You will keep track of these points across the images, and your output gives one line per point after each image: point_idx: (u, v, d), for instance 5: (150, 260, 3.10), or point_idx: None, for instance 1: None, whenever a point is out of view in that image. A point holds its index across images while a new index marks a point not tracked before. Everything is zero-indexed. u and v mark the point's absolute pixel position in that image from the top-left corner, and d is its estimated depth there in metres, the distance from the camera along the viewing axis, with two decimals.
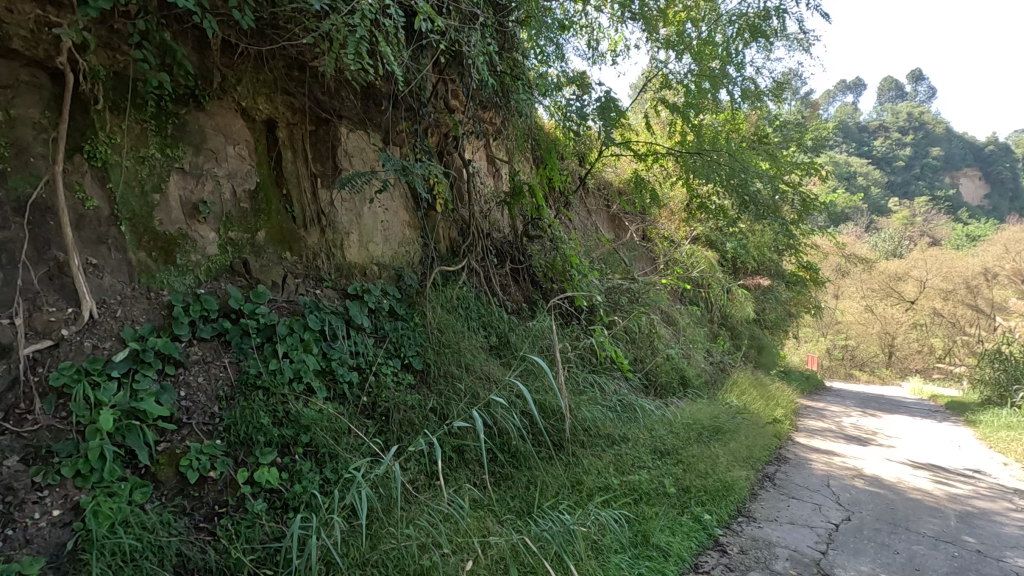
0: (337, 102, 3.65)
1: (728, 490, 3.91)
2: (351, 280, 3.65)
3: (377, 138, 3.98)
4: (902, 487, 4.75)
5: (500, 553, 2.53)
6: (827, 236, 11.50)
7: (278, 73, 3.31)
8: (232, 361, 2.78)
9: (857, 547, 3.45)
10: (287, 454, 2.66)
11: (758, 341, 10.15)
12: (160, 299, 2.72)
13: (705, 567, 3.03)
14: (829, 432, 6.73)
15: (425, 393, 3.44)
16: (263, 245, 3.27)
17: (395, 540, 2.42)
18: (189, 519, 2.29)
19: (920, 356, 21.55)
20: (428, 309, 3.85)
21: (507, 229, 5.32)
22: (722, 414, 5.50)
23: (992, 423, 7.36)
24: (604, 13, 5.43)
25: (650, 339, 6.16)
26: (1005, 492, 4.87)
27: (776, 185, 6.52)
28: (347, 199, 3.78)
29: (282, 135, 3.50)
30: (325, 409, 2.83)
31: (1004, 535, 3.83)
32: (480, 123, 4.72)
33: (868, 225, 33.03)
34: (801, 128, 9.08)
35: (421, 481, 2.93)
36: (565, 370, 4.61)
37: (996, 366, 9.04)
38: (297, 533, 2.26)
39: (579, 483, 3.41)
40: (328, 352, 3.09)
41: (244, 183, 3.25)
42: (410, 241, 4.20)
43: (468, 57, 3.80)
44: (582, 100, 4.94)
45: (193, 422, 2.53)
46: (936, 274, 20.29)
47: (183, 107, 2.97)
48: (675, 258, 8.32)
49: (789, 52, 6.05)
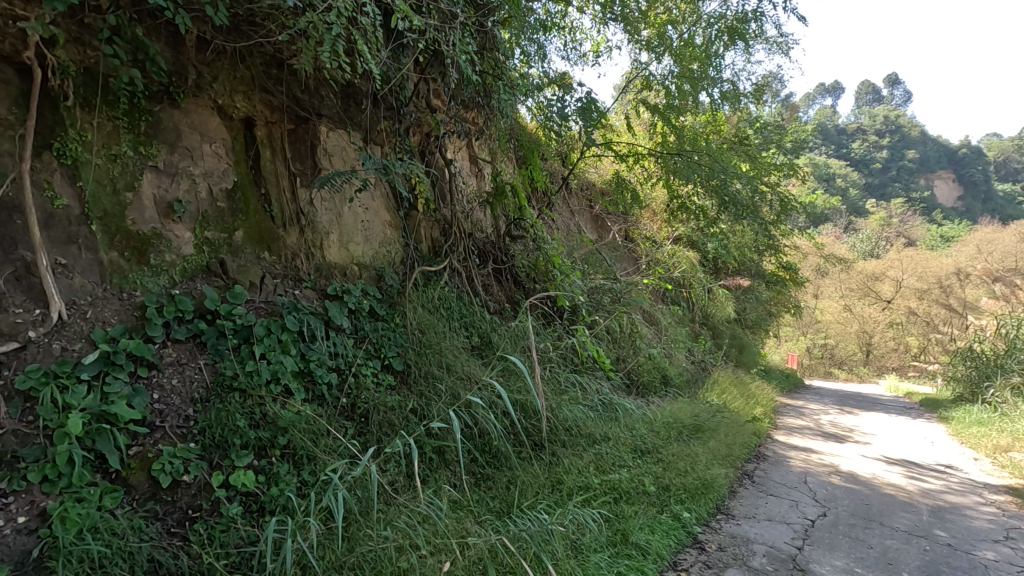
0: (316, 101, 3.55)
1: (707, 488, 3.95)
2: (331, 281, 3.61)
3: (358, 137, 3.95)
4: (877, 483, 4.83)
5: (479, 554, 2.53)
6: (806, 237, 11.65)
7: (256, 70, 3.22)
8: (208, 363, 2.74)
9: (832, 542, 3.50)
10: (264, 456, 2.63)
11: (738, 340, 10.26)
12: (133, 300, 2.67)
13: (684, 565, 3.05)
14: (807, 429, 6.83)
15: (405, 394, 3.42)
16: (240, 245, 3.22)
17: (372, 542, 2.40)
18: (161, 524, 2.25)
19: (896, 355, 21.93)
20: (409, 310, 3.83)
21: (490, 229, 5.31)
22: (703, 412, 5.55)
23: (963, 419, 7.53)
24: (586, 13, 5.44)
25: (632, 338, 6.20)
26: (976, 486, 4.98)
27: (754, 185, 6.60)
28: (327, 198, 3.75)
29: (260, 134, 3.45)
30: (303, 410, 2.80)
31: (973, 530, 3.91)
32: (461, 123, 4.71)
33: (847, 226, 33.53)
34: (781, 130, 9.18)
35: (400, 482, 2.92)
36: (547, 370, 4.62)
37: (968, 364, 9.25)
38: (272, 536, 2.23)
39: (559, 483, 3.43)
40: (307, 353, 3.06)
41: (220, 182, 3.20)
42: (391, 241, 4.17)
43: (447, 56, 3.78)
44: (563, 100, 4.94)
45: (166, 425, 2.48)
46: (913, 274, 20.66)
47: (157, 104, 2.92)
48: (656, 259, 8.37)
49: (768, 55, 6.11)
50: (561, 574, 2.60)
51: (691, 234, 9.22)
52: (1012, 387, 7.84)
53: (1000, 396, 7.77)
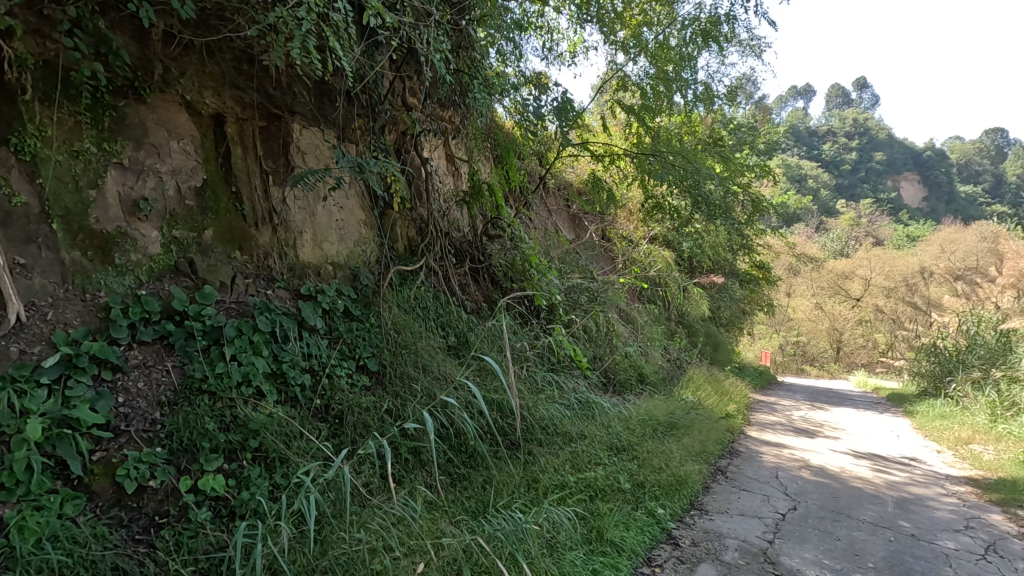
0: (288, 98, 3.43)
1: (681, 484, 4.00)
2: (304, 280, 3.53)
3: (332, 135, 3.87)
4: (846, 476, 4.95)
5: (453, 554, 2.52)
6: (778, 237, 11.88)
7: (226, 66, 3.10)
8: (176, 366, 2.66)
9: (802, 534, 3.58)
10: (234, 460, 2.58)
11: (713, 338, 10.43)
12: (96, 301, 2.57)
13: (658, 560, 3.08)
14: (779, 425, 6.96)
15: (380, 395, 3.38)
16: (210, 244, 3.13)
17: (345, 545, 2.36)
18: (125, 531, 2.19)
19: (865, 351, 23.01)
20: (384, 309, 3.77)
21: (467, 228, 5.28)
22: (678, 410, 5.62)
23: (927, 413, 7.77)
24: (563, 14, 5.45)
25: (608, 337, 6.24)
26: (938, 478, 5.14)
27: (727, 186, 6.68)
28: (301, 196, 3.66)
29: (231, 131, 3.36)
30: (275, 413, 2.74)
31: (936, 520, 4.04)
32: (437, 122, 4.67)
33: (817, 225, 34.27)
34: (754, 131, 9.32)
35: (374, 484, 2.89)
36: (524, 369, 4.62)
37: (932, 360, 9.55)
38: (242, 541, 2.19)
39: (534, 482, 3.43)
40: (279, 354, 2.99)
41: (189, 180, 3.10)
42: (366, 240, 4.10)
43: (422, 55, 3.73)
44: (539, 100, 4.93)
45: (132, 430, 2.40)
46: (880, 272, 21.21)
47: (122, 99, 2.83)
48: (632, 258, 8.46)
49: (741, 57, 6.20)
50: (536, 573, 2.60)
51: (666, 234, 9.32)
52: (972, 382, 8.11)
53: (962, 390, 8.05)
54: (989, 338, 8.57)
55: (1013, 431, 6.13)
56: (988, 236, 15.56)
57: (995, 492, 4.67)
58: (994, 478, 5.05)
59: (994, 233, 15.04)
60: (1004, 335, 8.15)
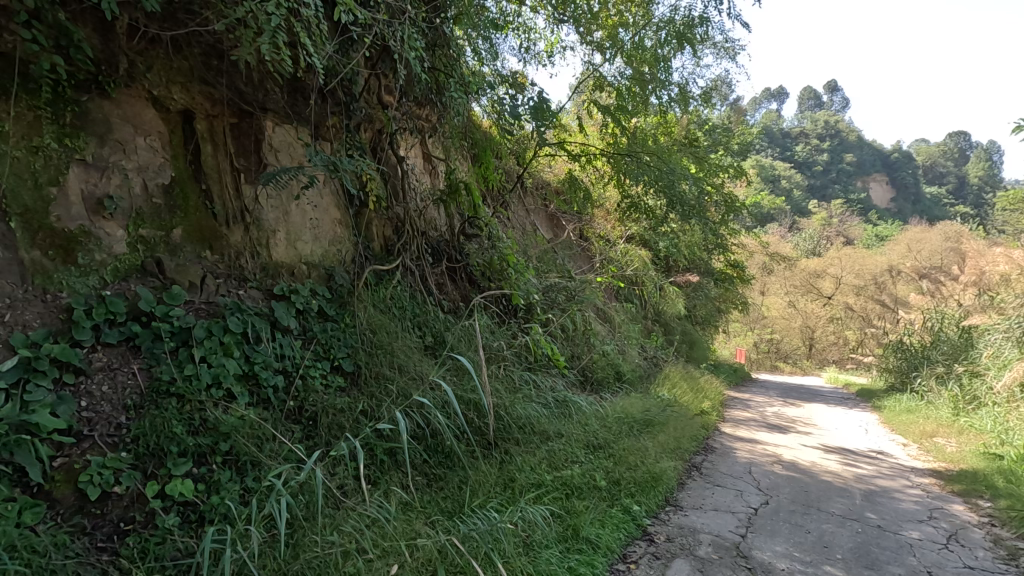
0: (260, 95, 3.37)
1: (656, 481, 4.03)
2: (278, 280, 3.44)
3: (305, 132, 3.78)
4: (816, 470, 5.05)
5: (428, 555, 2.49)
6: (752, 236, 12.09)
7: (195, 61, 3.02)
8: (143, 368, 2.56)
9: (773, 528, 3.64)
10: (204, 463, 2.51)
11: (688, 336, 10.57)
12: (58, 301, 2.46)
13: (633, 557, 3.10)
14: (752, 421, 7.09)
15: (355, 396, 3.33)
16: (179, 244, 3.03)
17: (317, 548, 2.33)
18: (88, 539, 2.12)
19: (836, 348, 23.62)
20: (360, 310, 3.71)
21: (444, 227, 5.24)
22: (654, 407, 5.67)
23: (894, 408, 8.00)
24: (540, 13, 5.44)
25: (586, 335, 6.27)
26: (903, 470, 5.29)
27: (702, 186, 6.74)
28: (274, 195, 3.57)
29: (201, 127, 3.26)
30: (246, 415, 2.68)
31: (901, 511, 4.15)
32: (413, 120, 4.62)
33: (790, 225, 34.90)
34: (729, 132, 9.44)
35: (349, 485, 2.84)
36: (501, 369, 4.61)
37: (900, 356, 9.80)
38: (210, 547, 2.14)
39: (511, 482, 3.41)
40: (251, 355, 2.92)
41: (156, 177, 3.00)
42: (342, 240, 4.00)
43: (396, 52, 3.69)
44: (516, 99, 4.91)
45: (95, 434, 2.32)
46: (850, 271, 21.73)
47: (85, 94, 2.72)
48: (610, 258, 8.53)
49: (716, 60, 6.28)
50: (511, 573, 2.59)
51: (643, 233, 9.39)
52: (937, 377, 8.35)
53: (927, 384, 8.30)
54: (952, 334, 8.85)
55: (974, 424, 6.33)
56: (951, 235, 16.04)
57: (957, 483, 4.82)
58: (956, 470, 5.21)
59: (957, 233, 15.51)
60: (966, 331, 8.42)
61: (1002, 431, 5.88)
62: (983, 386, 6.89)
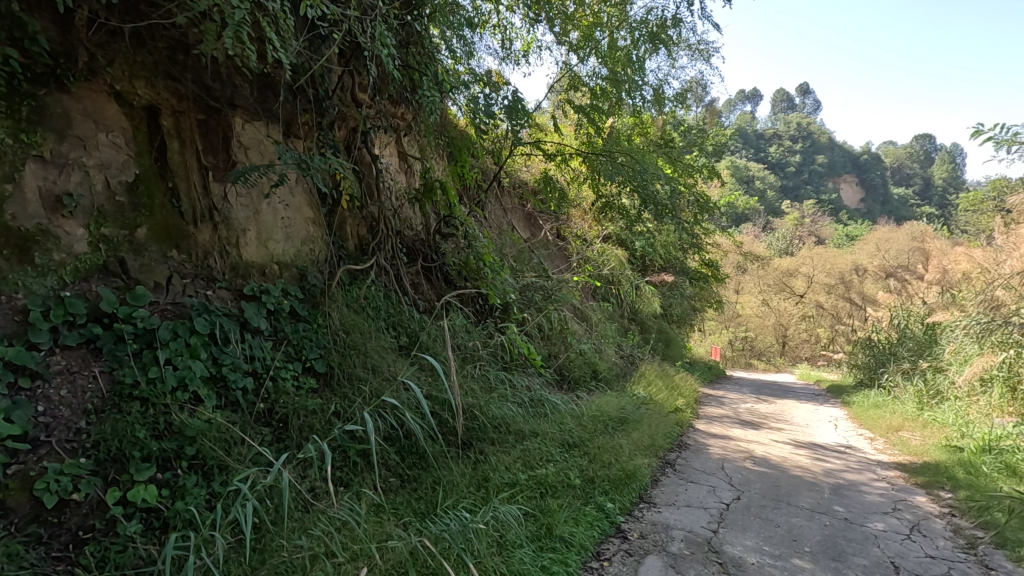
0: (229, 91, 3.27)
1: (630, 478, 4.05)
2: (247, 280, 3.34)
3: (276, 130, 3.67)
4: (786, 465, 5.14)
5: (398, 557, 2.45)
6: (726, 235, 12.25)
7: (159, 55, 2.92)
8: (104, 371, 2.45)
9: (744, 523, 3.68)
10: (169, 468, 2.43)
11: (664, 335, 10.68)
12: (13, 303, 2.32)
13: (606, 554, 3.10)
14: (726, 417, 7.19)
15: (326, 397, 3.26)
16: (143, 243, 2.92)
17: (284, 553, 2.28)
18: (44, 549, 2.03)
19: (808, 345, 24.14)
20: (332, 310, 3.63)
21: (419, 226, 5.17)
22: (629, 405, 5.70)
23: (862, 403, 8.21)
24: (516, 13, 5.41)
25: (562, 334, 6.26)
26: (870, 464, 5.41)
27: (676, 186, 6.79)
28: (243, 193, 3.45)
29: (167, 123, 3.12)
30: (213, 418, 2.61)
31: (867, 503, 4.25)
32: (386, 117, 4.55)
33: (763, 225, 35.49)
34: (705, 133, 9.51)
35: (319, 488, 2.79)
36: (477, 368, 4.57)
37: (869, 352, 10.04)
38: (172, 554, 2.09)
39: (485, 481, 3.37)
40: (219, 357, 2.83)
41: (119, 174, 2.88)
42: (315, 239, 3.88)
43: (368, 49, 3.61)
44: (491, 98, 4.86)
45: (53, 440, 2.21)
46: (821, 270, 22.18)
47: (42, 87, 2.59)
48: (586, 257, 8.65)
49: (690, 61, 6.33)
50: (483, 573, 2.56)
51: (620, 234, 9.43)
52: (903, 372, 8.58)
53: (893, 380, 8.53)
54: (917, 331, 9.11)
55: (936, 417, 6.51)
56: (915, 235, 16.52)
57: (920, 476, 4.95)
58: (919, 463, 5.35)
59: (920, 233, 15.94)
60: (930, 328, 8.66)
61: (962, 424, 6.06)
62: (946, 381, 7.10)
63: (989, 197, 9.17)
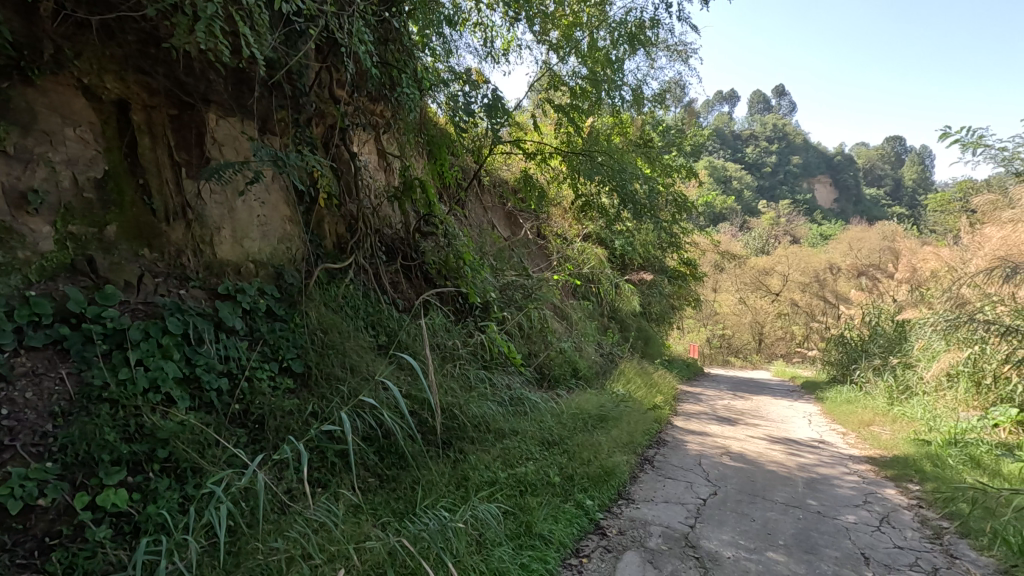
0: (202, 85, 3.20)
1: (609, 475, 4.07)
2: (222, 279, 3.26)
3: (251, 126, 3.59)
4: (762, 460, 5.23)
5: (376, 557, 2.43)
6: (703, 234, 12.40)
7: (130, 49, 2.84)
8: (72, 373, 2.38)
9: (721, 517, 3.73)
10: (140, 471, 2.37)
11: (643, 333, 10.77)
12: None
13: (585, 551, 3.12)
14: (704, 414, 7.28)
15: (304, 397, 3.21)
16: (113, 241, 2.83)
17: (259, 556, 2.25)
18: (8, 556, 1.95)
19: (783, 342, 24.60)
20: (310, 309, 3.57)
21: (399, 224, 5.12)
22: (608, 402, 5.74)
23: (835, 399, 8.39)
24: (496, 11, 5.39)
25: (542, 333, 6.27)
26: (842, 458, 5.53)
27: (654, 186, 6.85)
28: (218, 190, 3.37)
29: (138, 118, 3.04)
30: (187, 420, 2.55)
31: (839, 496, 4.35)
32: (364, 114, 4.50)
33: (740, 225, 35.99)
34: (684, 133, 9.60)
35: (296, 489, 2.74)
36: (457, 367, 4.55)
37: (842, 349, 10.26)
38: (143, 559, 2.04)
39: (465, 480, 3.36)
40: (193, 357, 2.76)
41: (87, 170, 2.80)
42: (292, 237, 3.81)
43: (345, 45, 3.55)
44: (470, 95, 4.83)
45: (18, 444, 2.13)
46: (796, 269, 22.55)
47: (6, 81, 2.50)
48: (566, 256, 8.68)
49: (669, 62, 6.37)
50: (462, 573, 2.55)
51: (600, 232, 9.48)
52: (874, 369, 8.79)
53: (865, 376, 8.73)
54: (887, 328, 9.33)
55: (906, 413, 6.69)
56: (885, 235, 16.93)
57: (890, 469, 5.08)
58: (889, 456, 5.48)
59: (889, 232, 16.34)
60: (900, 325, 8.88)
61: (930, 418, 6.24)
62: (915, 377, 7.29)
63: (956, 198, 9.43)
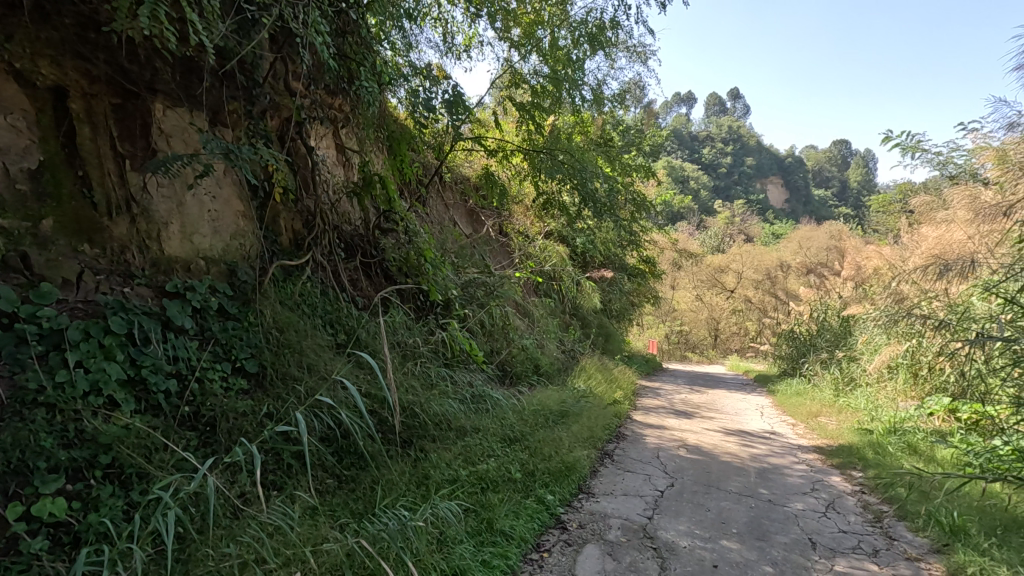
0: (147, 74, 3.06)
1: (570, 470, 4.10)
2: (170, 276, 3.12)
3: (201, 117, 3.43)
4: (717, 452, 5.37)
5: (334, 559, 2.37)
6: (661, 232, 12.65)
7: (67, 33, 2.69)
8: (4, 376, 2.22)
9: (677, 508, 3.81)
10: (79, 478, 2.24)
11: (604, 330, 10.91)
12: None
13: (546, 546, 3.13)
14: (662, 408, 7.44)
15: (258, 398, 3.11)
16: (50, 235, 2.67)
17: (210, 563, 2.16)
18: None
19: (737, 337, 25.37)
20: (264, 307, 3.45)
21: (358, 220, 5.03)
22: (569, 398, 5.78)
23: (786, 392, 8.70)
24: (457, 7, 5.34)
25: (504, 330, 6.27)
26: (792, 448, 5.74)
27: (614, 184, 6.93)
28: (165, 183, 3.22)
29: (76, 107, 2.87)
30: (132, 423, 2.43)
31: (789, 485, 4.50)
32: (321, 106, 4.38)
33: (697, 224, 36.85)
34: (644, 133, 9.76)
35: (249, 493, 2.65)
36: (418, 365, 4.50)
37: (793, 343, 10.64)
38: (84, 570, 1.93)
39: (425, 479, 3.32)
40: (138, 358, 2.63)
41: (19, 161, 2.62)
42: (245, 233, 3.68)
43: (301, 35, 3.43)
44: (431, 91, 4.77)
45: None
46: (750, 267, 23.29)
47: None
48: (528, 253, 8.71)
49: (628, 62, 6.45)
50: (422, 572, 2.52)
51: (561, 230, 9.55)
52: (821, 362, 9.16)
53: (813, 369, 9.07)
54: (834, 323, 9.73)
55: (851, 404, 6.98)
56: (831, 234, 17.65)
57: (836, 457, 5.29)
58: (835, 445, 5.72)
59: (834, 232, 17.05)
60: (846, 320, 9.27)
61: (872, 408, 6.54)
62: (859, 369, 7.63)
63: (896, 199, 9.90)
